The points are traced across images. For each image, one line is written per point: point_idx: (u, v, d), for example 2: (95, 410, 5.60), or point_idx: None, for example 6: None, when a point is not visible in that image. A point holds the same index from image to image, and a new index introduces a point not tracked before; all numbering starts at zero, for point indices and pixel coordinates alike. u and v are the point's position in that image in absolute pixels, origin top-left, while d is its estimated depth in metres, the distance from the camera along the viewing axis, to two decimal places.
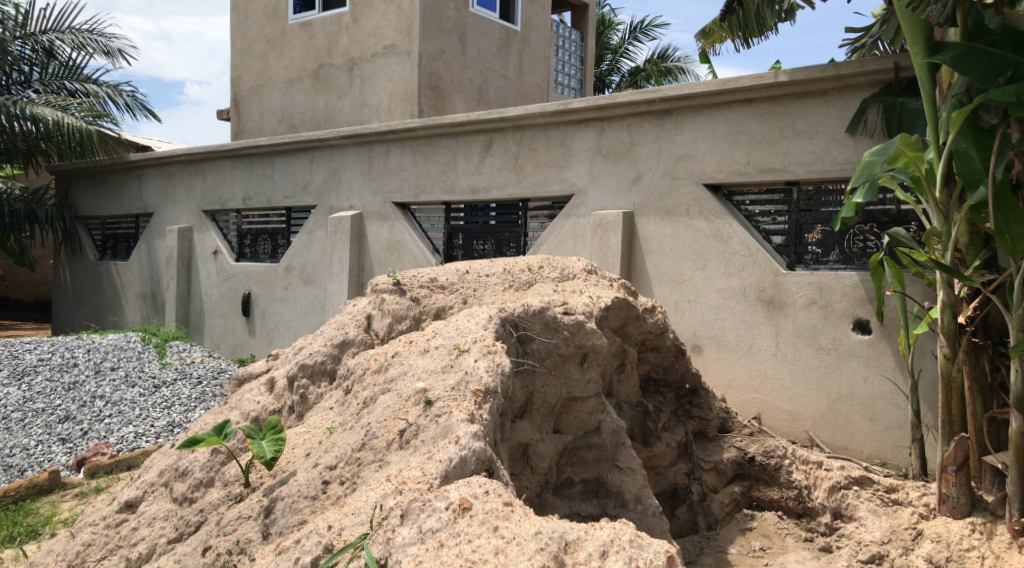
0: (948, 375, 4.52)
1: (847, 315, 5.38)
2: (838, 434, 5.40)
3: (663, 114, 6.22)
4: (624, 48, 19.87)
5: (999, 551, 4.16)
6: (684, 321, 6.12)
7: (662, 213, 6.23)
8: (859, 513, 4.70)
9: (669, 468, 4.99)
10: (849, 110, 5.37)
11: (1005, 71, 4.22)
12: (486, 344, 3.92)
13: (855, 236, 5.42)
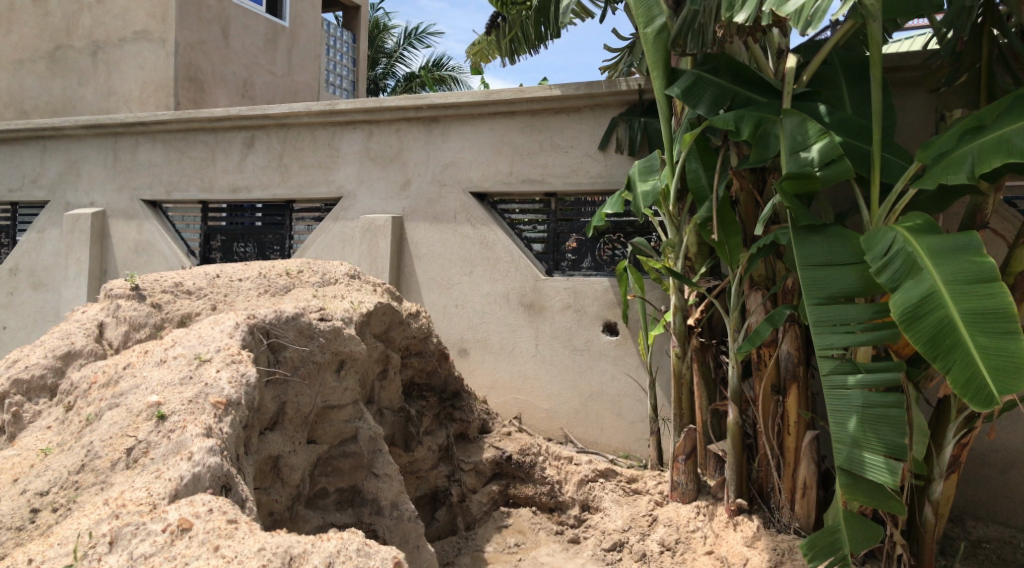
0: (680, 372, 5.11)
1: (598, 318, 5.75)
2: (589, 430, 5.76)
3: (430, 121, 6.29)
4: (398, 54, 19.95)
5: (718, 529, 4.73)
6: (450, 325, 6.23)
7: (430, 218, 6.29)
8: (603, 503, 5.08)
9: (430, 472, 5.08)
10: (600, 127, 5.75)
11: (727, 99, 4.72)
12: (230, 353, 3.71)
13: (606, 246, 5.82)
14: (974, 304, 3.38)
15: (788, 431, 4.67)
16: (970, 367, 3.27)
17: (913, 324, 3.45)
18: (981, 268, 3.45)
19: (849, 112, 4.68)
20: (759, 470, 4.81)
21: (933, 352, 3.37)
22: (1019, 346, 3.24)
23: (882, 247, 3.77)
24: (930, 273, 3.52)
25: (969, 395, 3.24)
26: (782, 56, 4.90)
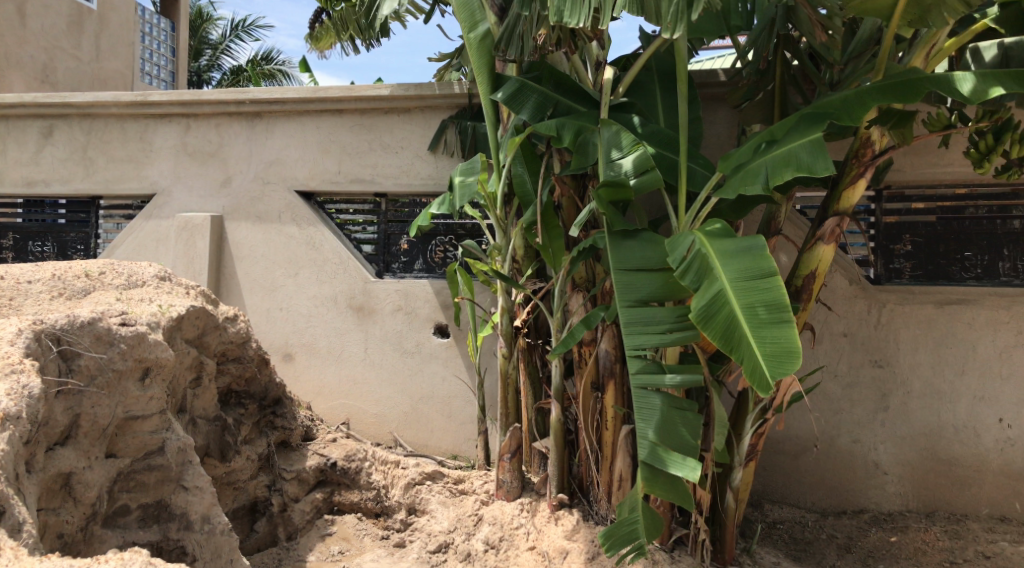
0: (505, 373, 5.24)
1: (429, 320, 5.74)
2: (419, 432, 5.74)
3: (253, 116, 6.04)
4: (224, 45, 19.07)
5: (540, 524, 4.89)
6: (274, 329, 6.01)
7: (252, 218, 6.04)
8: (430, 506, 5.10)
9: (248, 482, 4.87)
10: (430, 129, 5.75)
11: (549, 107, 4.85)
12: (9, 362, 3.35)
13: (438, 248, 5.82)
14: (754, 300, 3.68)
15: (606, 426, 4.87)
16: (755, 359, 3.54)
17: (706, 322, 3.70)
18: (759, 266, 3.77)
19: (660, 125, 4.97)
20: (580, 465, 5.04)
21: (721, 346, 3.64)
22: (791, 333, 3.56)
23: (679, 251, 4.04)
24: (718, 274, 3.80)
25: (753, 383, 3.51)
26: (600, 67, 5.08)
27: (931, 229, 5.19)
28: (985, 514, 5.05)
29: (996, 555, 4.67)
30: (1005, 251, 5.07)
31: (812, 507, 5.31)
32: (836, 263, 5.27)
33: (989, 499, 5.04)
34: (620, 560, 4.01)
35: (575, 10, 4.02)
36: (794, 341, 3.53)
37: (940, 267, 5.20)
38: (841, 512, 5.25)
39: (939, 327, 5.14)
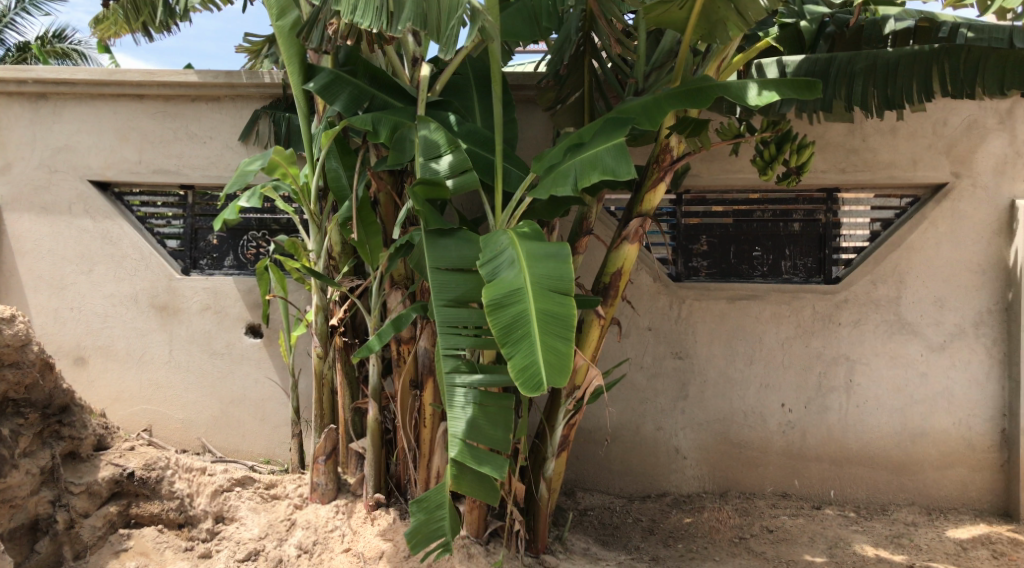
0: (321, 373, 5.08)
1: (240, 320, 5.49)
2: (229, 437, 5.49)
3: (38, 97, 5.51)
4: (10, 19, 17.31)
5: (356, 526, 4.82)
6: (64, 330, 5.51)
7: (37, 209, 5.51)
8: (239, 513, 4.89)
9: (28, 499, 4.45)
10: (242, 119, 5.50)
11: (364, 101, 4.78)
12: None
13: (250, 245, 5.59)
14: (547, 307, 3.85)
15: (424, 424, 4.85)
16: (530, 359, 3.71)
17: (497, 311, 3.83)
18: (560, 278, 3.95)
19: (476, 124, 5.01)
20: (397, 464, 5.01)
21: (506, 339, 3.77)
22: (569, 349, 3.76)
23: (494, 244, 4.15)
24: (522, 272, 3.95)
25: (523, 380, 3.65)
26: (417, 64, 5.06)
27: (724, 230, 5.63)
28: (770, 492, 5.50)
29: (777, 528, 5.13)
30: (786, 251, 5.59)
31: (620, 492, 5.60)
32: (641, 262, 5.59)
33: (773, 478, 5.50)
34: (428, 557, 4.00)
35: (367, 11, 3.94)
36: (569, 356, 3.73)
37: (731, 265, 5.65)
38: (646, 496, 5.57)
39: (731, 321, 5.55)
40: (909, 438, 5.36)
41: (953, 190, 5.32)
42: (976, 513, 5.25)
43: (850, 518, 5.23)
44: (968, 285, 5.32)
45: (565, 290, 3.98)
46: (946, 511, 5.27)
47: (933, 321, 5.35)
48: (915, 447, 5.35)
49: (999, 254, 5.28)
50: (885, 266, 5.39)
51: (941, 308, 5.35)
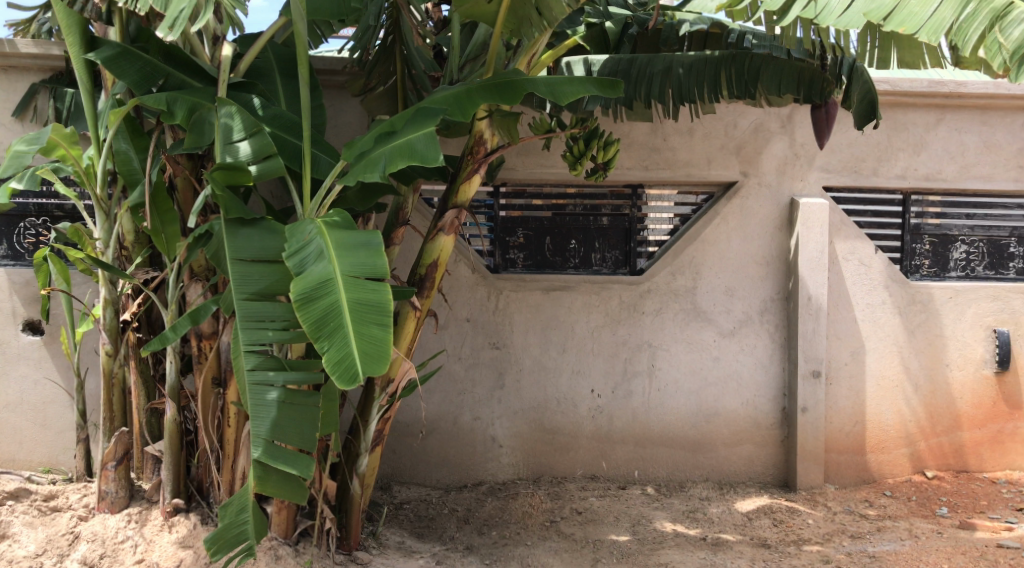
0: (109, 372, 4.67)
1: (16, 316, 4.99)
2: (4, 446, 5.01)
3: None
4: None
5: (150, 535, 4.48)
6: None
7: None
8: (12, 529, 4.43)
9: None
10: (16, 94, 4.99)
11: (157, 79, 4.42)
12: None
13: (28, 233, 5.05)
14: (360, 296, 3.52)
15: (228, 423, 4.58)
16: (344, 350, 3.36)
17: (306, 305, 3.48)
18: (372, 265, 3.64)
19: (282, 108, 4.79)
20: (199, 466, 4.69)
21: (317, 334, 3.41)
22: (387, 335, 3.44)
23: (300, 237, 3.82)
24: (330, 262, 3.62)
25: (337, 373, 3.30)
26: (218, 42, 4.76)
27: (537, 223, 5.78)
28: (579, 475, 5.71)
29: (586, 510, 5.34)
30: (596, 244, 5.82)
31: (436, 484, 5.62)
32: (458, 254, 5.62)
33: (582, 462, 5.72)
34: (229, 563, 3.76)
35: None
36: (387, 342, 3.41)
37: (546, 257, 5.81)
38: (462, 486, 5.62)
39: (545, 312, 5.69)
40: (703, 419, 5.74)
41: (741, 187, 5.70)
42: (760, 485, 5.71)
43: (651, 496, 5.54)
44: (755, 275, 5.74)
45: (380, 278, 3.67)
46: (736, 485, 5.69)
47: (724, 308, 5.74)
48: (708, 426, 5.74)
49: (781, 246, 5.73)
50: (683, 259, 5.72)
51: (731, 297, 5.74)
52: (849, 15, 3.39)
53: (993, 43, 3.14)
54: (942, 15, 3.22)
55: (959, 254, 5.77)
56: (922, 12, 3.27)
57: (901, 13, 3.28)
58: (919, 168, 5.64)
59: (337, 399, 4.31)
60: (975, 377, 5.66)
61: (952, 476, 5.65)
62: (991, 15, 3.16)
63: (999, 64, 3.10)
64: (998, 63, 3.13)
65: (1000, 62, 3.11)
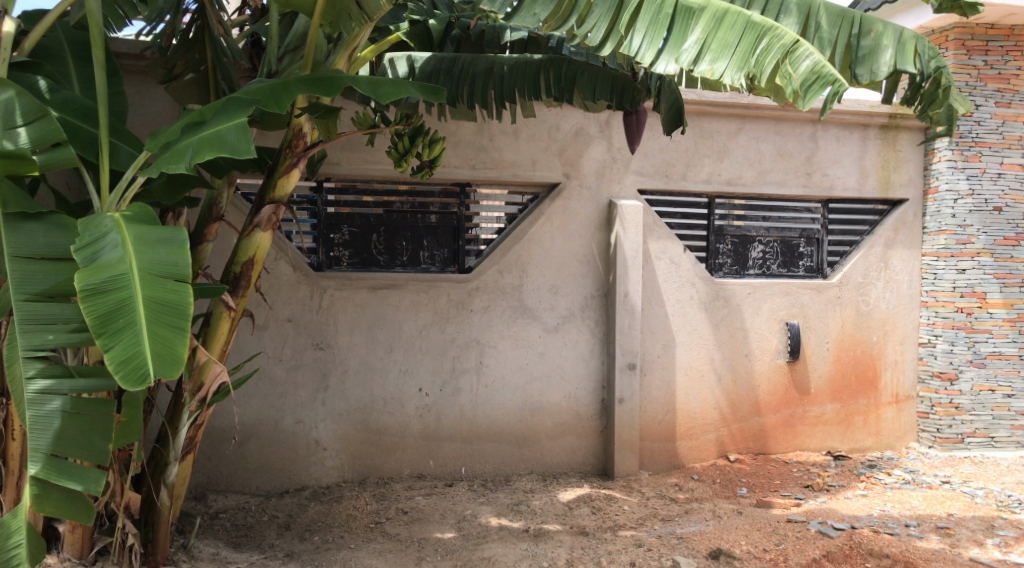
0: None
1: None
2: None
3: None
4: None
5: None
6: None
7: None
8: None
9: None
10: None
11: None
12: None
13: None
14: (159, 294, 3.15)
15: (9, 437, 4.14)
16: (133, 350, 2.98)
17: (94, 297, 3.06)
18: (176, 264, 3.29)
19: (75, 92, 4.41)
20: None
21: (102, 330, 3.01)
22: (185, 340, 3.10)
23: (94, 226, 3.39)
24: (127, 255, 3.22)
25: (122, 375, 2.92)
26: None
27: (364, 220, 5.68)
28: (406, 474, 5.69)
29: (412, 509, 5.30)
30: (424, 242, 5.80)
31: (256, 491, 5.41)
32: (279, 251, 5.44)
33: (409, 461, 5.69)
34: None
35: None
36: (184, 347, 3.06)
37: (372, 255, 5.72)
38: (283, 492, 5.44)
39: (371, 310, 5.61)
40: (528, 412, 5.87)
41: (564, 188, 5.87)
42: (581, 475, 5.92)
43: (477, 492, 5.60)
44: (576, 273, 5.94)
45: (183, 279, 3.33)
46: (558, 476, 5.88)
47: (548, 305, 5.90)
48: (532, 421, 5.88)
49: (600, 246, 5.96)
50: (509, 257, 5.82)
51: (555, 294, 5.90)
52: (660, 55, 3.38)
53: (785, 76, 3.31)
54: (741, 54, 3.32)
55: (757, 253, 6.24)
56: (724, 49, 3.34)
57: (705, 53, 3.34)
58: (722, 174, 6.05)
59: (142, 405, 4.01)
60: (771, 366, 6.15)
61: (751, 458, 6.11)
62: (782, 49, 3.33)
63: (791, 94, 3.28)
64: (789, 94, 3.31)
65: (792, 92, 3.29)
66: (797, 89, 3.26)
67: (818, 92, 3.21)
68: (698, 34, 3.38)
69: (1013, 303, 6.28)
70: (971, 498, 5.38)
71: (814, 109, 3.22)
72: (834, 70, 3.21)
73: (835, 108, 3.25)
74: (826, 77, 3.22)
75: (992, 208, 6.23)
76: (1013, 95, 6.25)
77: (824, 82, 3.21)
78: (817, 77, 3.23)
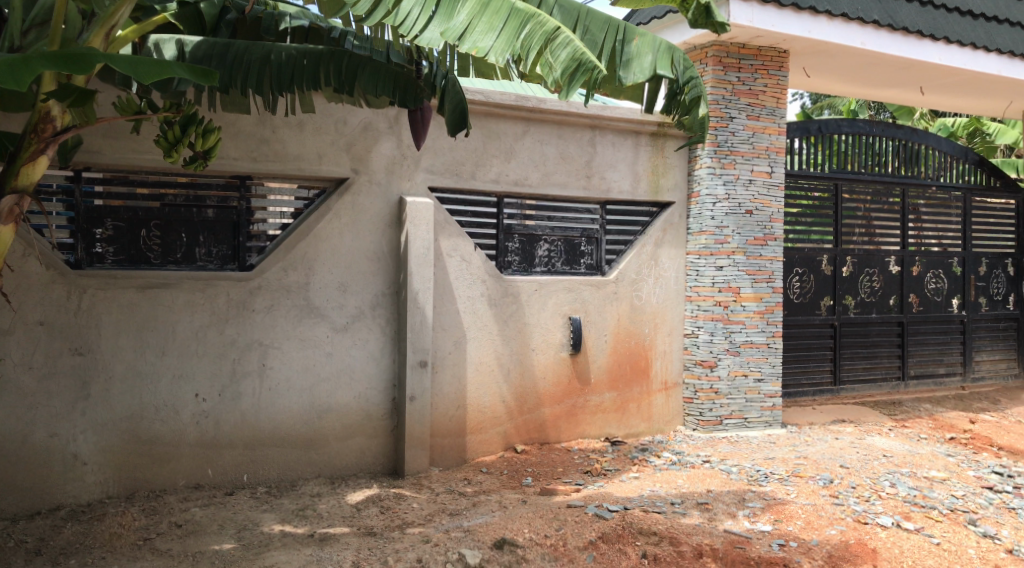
0: None
1: None
2: None
3: None
4: None
5: None
6: None
7: None
8: None
9: None
10: None
11: None
12: None
13: None
14: None
15: None
16: None
17: None
18: None
19: None
20: None
21: None
22: None
23: None
24: None
25: None
26: None
27: (132, 214, 5.26)
28: (181, 486, 5.34)
29: (187, 522, 4.95)
30: (200, 238, 5.47)
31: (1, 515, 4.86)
32: (28, 247, 4.91)
33: (184, 471, 5.35)
34: None
35: None
36: None
37: (141, 252, 5.30)
38: (34, 514, 4.92)
39: (140, 311, 5.20)
40: (316, 415, 5.71)
41: (352, 184, 5.77)
42: (371, 475, 5.86)
43: (260, 499, 5.36)
44: (366, 271, 5.86)
45: None
46: (346, 478, 5.78)
47: (337, 304, 5.77)
48: (320, 423, 5.73)
49: (390, 243, 5.92)
50: (295, 254, 5.62)
51: (343, 292, 5.78)
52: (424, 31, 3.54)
53: (546, 61, 3.54)
54: (506, 38, 3.55)
55: (543, 251, 6.48)
56: (489, 31, 3.55)
57: (471, 32, 3.55)
58: (509, 174, 6.22)
59: None
60: (555, 359, 6.42)
61: (537, 449, 6.33)
62: (543, 36, 3.58)
63: (553, 78, 3.51)
64: (551, 80, 3.54)
65: (554, 76, 3.52)
66: (559, 76, 3.49)
67: (577, 79, 3.48)
68: (465, 15, 3.58)
69: (763, 297, 6.98)
70: (727, 474, 5.93)
71: (574, 93, 3.47)
72: (591, 59, 3.50)
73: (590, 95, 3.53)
74: (584, 64, 3.49)
75: (744, 211, 6.88)
76: (761, 109, 6.95)
77: (582, 70, 3.48)
78: (576, 65, 3.49)
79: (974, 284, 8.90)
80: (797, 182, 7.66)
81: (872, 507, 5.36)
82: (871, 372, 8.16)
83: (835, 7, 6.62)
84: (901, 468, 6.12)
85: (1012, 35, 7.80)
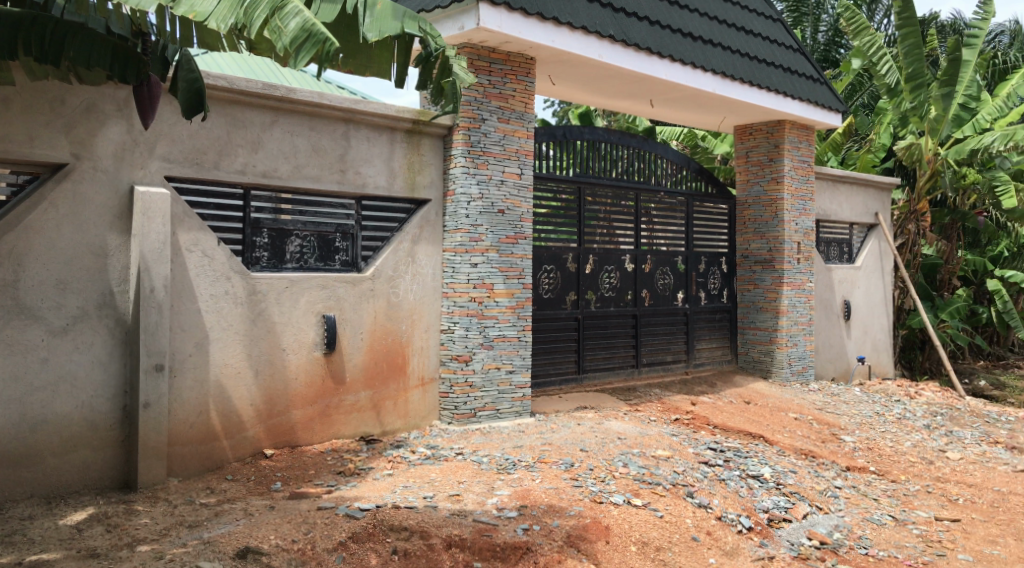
0: None
1: None
2: None
3: None
4: None
5: None
6: None
7: None
8: None
9: None
10: None
11: None
12: None
13: None
14: None
15: None
16: None
17: None
18: None
19: None
20: None
21: None
22: None
23: None
24: None
25: None
26: None
27: None
28: None
29: None
30: None
31: None
32: None
33: None
34: None
35: None
36: None
37: None
38: None
39: None
40: (27, 429, 5.08)
41: (72, 171, 5.20)
42: (96, 492, 5.34)
43: None
44: (90, 267, 5.31)
45: None
46: (66, 497, 5.21)
47: (55, 304, 5.17)
48: (34, 437, 5.10)
49: (119, 237, 5.41)
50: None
51: (63, 291, 5.20)
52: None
53: (275, 26, 3.96)
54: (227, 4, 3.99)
55: (294, 247, 6.25)
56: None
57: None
58: (256, 165, 5.94)
59: None
60: (307, 359, 6.23)
61: (287, 452, 6.10)
62: (269, 6, 4.00)
63: (283, 46, 3.90)
64: (281, 47, 3.93)
65: (284, 45, 3.91)
66: (288, 44, 3.89)
67: (307, 50, 3.88)
68: None
69: (514, 293, 7.27)
70: (478, 465, 6.11)
71: (305, 64, 3.87)
72: (320, 29, 3.92)
73: (319, 65, 3.90)
74: (314, 36, 3.90)
75: (497, 210, 7.13)
76: (510, 112, 7.23)
77: (312, 40, 3.89)
78: (306, 35, 3.91)
79: (695, 280, 9.90)
80: (545, 184, 8.09)
81: (606, 487, 5.80)
82: (610, 361, 8.80)
83: (575, 20, 7.10)
84: (632, 449, 6.66)
85: (724, 58, 8.82)
